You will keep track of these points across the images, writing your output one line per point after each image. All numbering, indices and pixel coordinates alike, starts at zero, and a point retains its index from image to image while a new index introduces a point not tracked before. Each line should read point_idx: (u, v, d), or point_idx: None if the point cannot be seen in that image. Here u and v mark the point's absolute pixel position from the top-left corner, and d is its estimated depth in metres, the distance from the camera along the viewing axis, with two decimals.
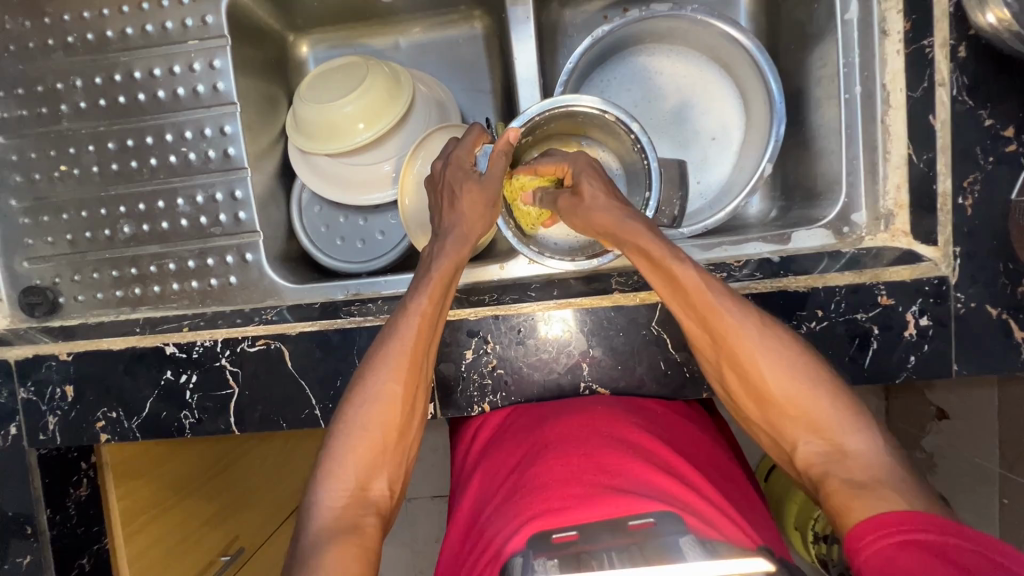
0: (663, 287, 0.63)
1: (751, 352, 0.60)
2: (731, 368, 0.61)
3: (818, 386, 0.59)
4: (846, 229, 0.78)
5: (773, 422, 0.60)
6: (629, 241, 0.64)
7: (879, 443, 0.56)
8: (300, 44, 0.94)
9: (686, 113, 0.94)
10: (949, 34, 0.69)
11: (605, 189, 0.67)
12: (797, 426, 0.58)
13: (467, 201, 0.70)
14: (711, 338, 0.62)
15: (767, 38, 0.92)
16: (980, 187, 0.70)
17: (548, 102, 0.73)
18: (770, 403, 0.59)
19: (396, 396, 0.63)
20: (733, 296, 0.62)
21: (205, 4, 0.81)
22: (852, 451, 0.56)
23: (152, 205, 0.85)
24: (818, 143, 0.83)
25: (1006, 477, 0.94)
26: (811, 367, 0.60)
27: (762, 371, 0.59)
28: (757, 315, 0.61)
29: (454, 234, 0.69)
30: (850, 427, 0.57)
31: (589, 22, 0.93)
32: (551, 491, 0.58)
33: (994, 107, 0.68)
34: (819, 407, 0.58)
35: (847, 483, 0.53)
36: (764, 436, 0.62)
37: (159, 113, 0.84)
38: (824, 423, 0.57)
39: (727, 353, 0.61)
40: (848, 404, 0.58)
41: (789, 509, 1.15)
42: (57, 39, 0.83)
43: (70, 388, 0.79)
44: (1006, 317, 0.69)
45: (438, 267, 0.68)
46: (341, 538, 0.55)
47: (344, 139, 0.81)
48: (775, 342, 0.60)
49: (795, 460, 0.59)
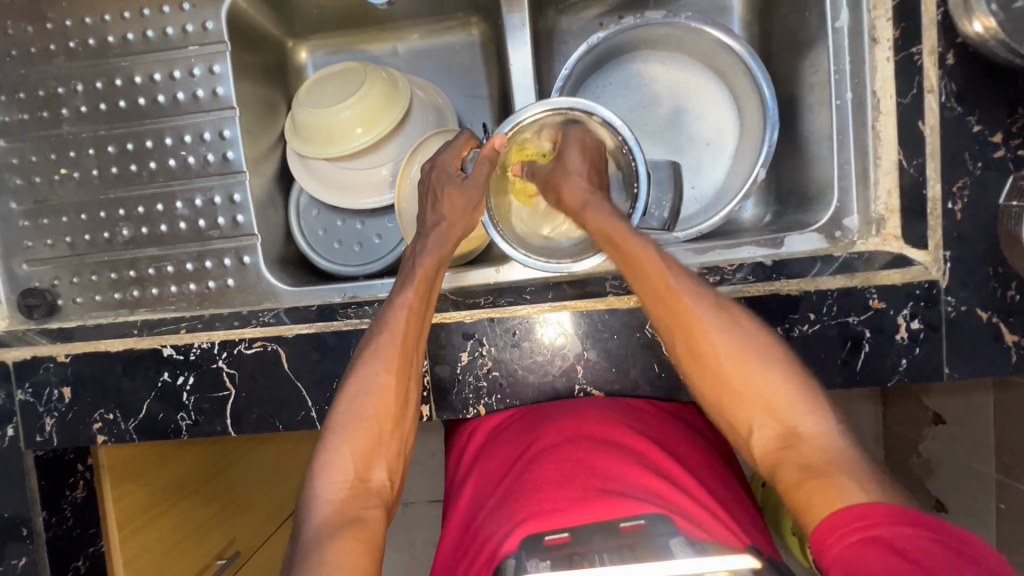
0: (625, 269, 0.66)
1: (708, 335, 0.62)
2: (689, 353, 0.63)
3: (775, 370, 0.60)
4: (838, 233, 0.79)
5: (730, 405, 0.61)
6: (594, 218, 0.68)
7: (834, 428, 0.57)
8: (299, 50, 0.95)
9: (681, 118, 0.95)
10: (937, 43, 0.70)
11: (587, 155, 0.73)
12: (751, 409, 0.59)
13: (448, 202, 0.71)
14: (670, 322, 0.64)
15: (760, 44, 0.92)
16: (969, 192, 0.70)
17: (513, 118, 0.73)
18: (725, 386, 0.61)
19: (389, 386, 0.64)
20: (691, 277, 0.65)
21: (205, 10, 0.82)
22: (806, 435, 0.57)
23: (151, 208, 0.86)
24: (810, 149, 0.84)
25: (1002, 481, 0.95)
26: (770, 351, 0.61)
27: (719, 354, 0.61)
28: (715, 300, 0.63)
29: (436, 232, 0.71)
30: (804, 411, 0.58)
31: (585, 29, 0.95)
32: (544, 495, 0.59)
33: (983, 113, 0.69)
34: (776, 391, 0.59)
35: (799, 466, 0.55)
36: (720, 422, 0.62)
37: (159, 117, 0.85)
38: (779, 406, 0.58)
39: (685, 337, 0.63)
40: (805, 389, 0.59)
41: (788, 513, 1.15)
42: (58, 44, 0.84)
43: (67, 389, 0.79)
44: (997, 320, 0.70)
45: (423, 262, 0.69)
46: (343, 531, 0.56)
47: (342, 143, 0.82)
48: (733, 325, 0.62)
49: (752, 446, 0.59)
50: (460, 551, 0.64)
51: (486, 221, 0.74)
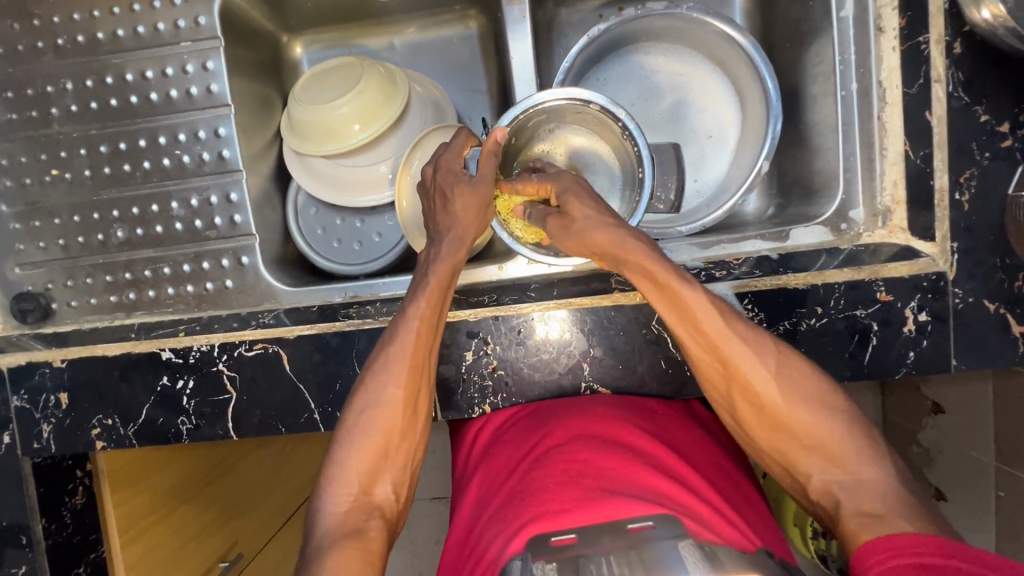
0: (667, 314, 0.62)
1: (763, 384, 0.59)
2: (744, 398, 0.61)
3: (832, 416, 0.59)
4: (844, 225, 0.78)
5: (786, 454, 0.60)
6: (630, 262, 0.62)
7: (891, 472, 0.57)
8: (294, 45, 0.93)
9: (683, 111, 0.94)
10: (944, 31, 0.69)
11: (599, 205, 0.64)
12: (807, 454, 0.58)
13: (461, 201, 0.68)
14: (721, 367, 0.61)
15: (762, 34, 0.91)
16: (977, 182, 0.70)
17: (516, 107, 0.73)
18: (781, 433, 0.59)
19: (398, 400, 0.62)
20: (740, 322, 0.61)
21: (198, 4, 0.80)
22: (867, 481, 0.56)
23: (146, 209, 0.84)
24: (814, 141, 0.83)
25: (1004, 470, 0.95)
26: (824, 395, 0.60)
27: (774, 403, 0.59)
28: (767, 344, 0.61)
29: (451, 235, 0.68)
30: (864, 458, 0.57)
31: (585, 21, 0.93)
32: (551, 494, 0.58)
33: (990, 102, 0.68)
34: (835, 438, 0.58)
35: (858, 513, 0.54)
36: (773, 465, 0.62)
37: (152, 116, 0.83)
38: (838, 453, 0.58)
39: (737, 381, 0.60)
40: (860, 432, 0.58)
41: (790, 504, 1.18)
42: (46, 41, 0.82)
43: (64, 395, 0.77)
44: (1004, 311, 0.70)
45: (436, 269, 0.67)
46: (344, 543, 0.55)
47: (340, 140, 0.81)
48: (786, 369, 0.60)
49: (808, 490, 0.59)
50: (465, 552, 0.63)
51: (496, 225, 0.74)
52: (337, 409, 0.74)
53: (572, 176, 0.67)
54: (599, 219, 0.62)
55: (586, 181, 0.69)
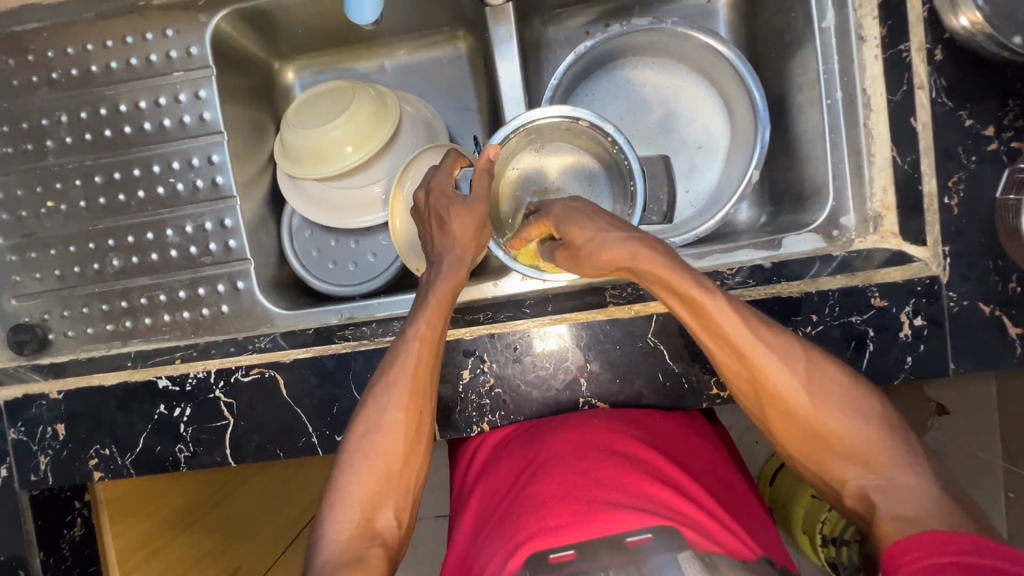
0: (692, 323, 0.62)
1: (793, 392, 0.59)
2: (773, 406, 0.61)
3: (860, 417, 0.59)
4: (835, 232, 0.78)
5: (820, 459, 0.60)
6: (651, 272, 0.61)
7: (927, 474, 0.56)
8: (286, 71, 0.94)
9: (672, 123, 0.95)
10: (925, 38, 0.70)
11: (598, 223, 0.64)
12: (837, 458, 0.59)
13: (457, 222, 0.68)
14: (748, 375, 0.61)
15: (747, 45, 0.92)
16: (965, 186, 0.70)
17: (514, 122, 0.74)
18: (813, 439, 0.59)
19: (399, 424, 0.62)
20: (763, 326, 0.61)
21: (189, 35, 0.81)
22: (902, 484, 0.56)
23: (141, 237, 0.85)
24: (803, 149, 0.83)
25: (1011, 471, 0.97)
26: (853, 396, 0.60)
27: (803, 409, 0.59)
28: (790, 347, 0.61)
29: (451, 255, 0.69)
30: (897, 461, 0.57)
31: (572, 38, 0.94)
32: (546, 510, 0.57)
33: (974, 107, 0.69)
34: (866, 440, 0.58)
35: (896, 516, 0.54)
36: (806, 471, 0.62)
37: (145, 145, 0.84)
38: (870, 456, 0.57)
39: (764, 389, 0.60)
40: (893, 434, 0.58)
41: (797, 512, 1.19)
42: (41, 75, 0.83)
43: (61, 426, 0.77)
44: (999, 313, 0.70)
45: (437, 290, 0.67)
46: (345, 571, 0.54)
47: (332, 163, 0.82)
48: (814, 373, 0.60)
49: (845, 496, 0.58)
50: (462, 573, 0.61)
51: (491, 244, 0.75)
52: (335, 432, 0.74)
53: (563, 202, 0.68)
54: (604, 236, 0.62)
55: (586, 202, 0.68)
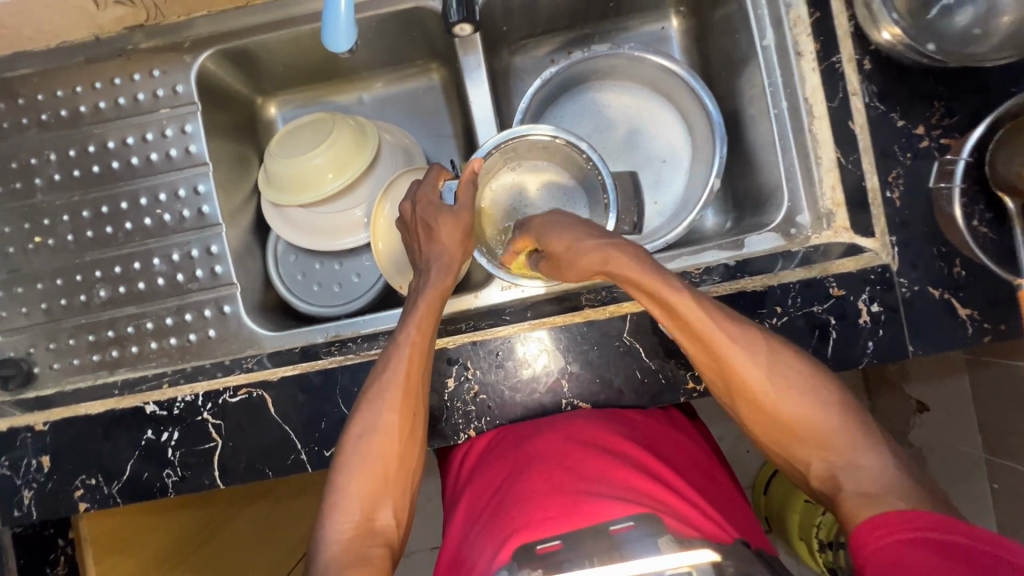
0: (664, 318, 0.65)
1: (760, 381, 0.63)
2: (744, 395, 0.64)
3: (824, 402, 0.62)
4: (793, 230, 0.82)
5: (791, 449, 0.62)
6: (624, 274, 0.64)
7: (888, 457, 0.59)
8: (269, 106, 0.99)
9: (637, 139, 1.01)
10: (854, 51, 0.78)
11: (574, 233, 0.68)
12: (804, 444, 0.62)
13: (445, 230, 0.72)
14: (719, 367, 0.64)
15: (700, 66, 1.00)
16: (904, 181, 0.76)
17: (503, 135, 0.80)
18: (782, 426, 0.62)
19: (394, 426, 0.64)
20: (731, 320, 0.65)
21: (175, 74, 0.85)
22: (863, 467, 0.59)
23: (128, 267, 0.86)
24: (758, 157, 0.89)
25: (993, 461, 1.02)
26: (818, 385, 0.63)
27: (773, 399, 0.62)
28: (758, 340, 0.64)
29: (438, 263, 0.72)
30: (860, 445, 0.60)
31: (539, 65, 1.01)
32: (534, 503, 0.59)
33: (904, 109, 0.76)
34: (831, 426, 0.61)
35: (859, 493, 0.57)
36: (775, 457, 0.65)
37: (133, 179, 0.87)
38: (835, 440, 0.60)
39: (735, 379, 0.64)
40: (856, 419, 0.61)
41: (792, 520, 1.20)
42: (30, 117, 0.86)
43: (46, 458, 0.77)
44: (948, 296, 0.75)
45: (425, 298, 0.70)
46: (350, 570, 0.56)
47: (315, 189, 0.86)
48: (780, 363, 0.64)
49: (812, 480, 0.61)
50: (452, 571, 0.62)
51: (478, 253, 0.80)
52: (323, 447, 0.75)
53: (543, 217, 0.72)
54: (580, 244, 0.66)
55: (563, 215, 0.72)
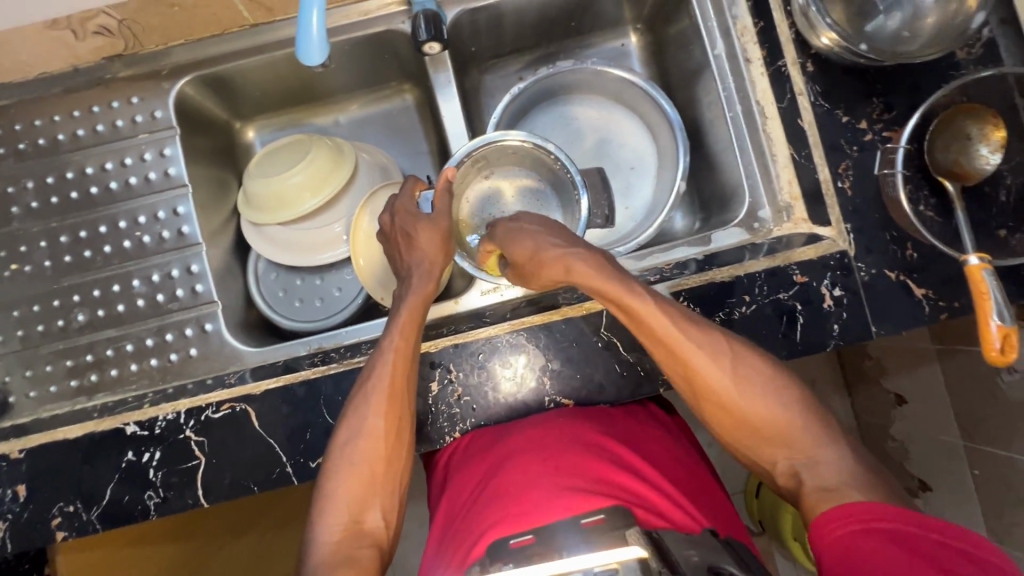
0: (629, 325, 0.68)
1: (721, 382, 0.66)
2: (706, 396, 0.67)
3: (782, 401, 0.65)
4: (756, 224, 0.86)
5: (748, 443, 0.66)
6: (587, 284, 0.67)
7: (845, 451, 0.62)
8: (247, 130, 1.01)
9: (605, 148, 1.06)
10: (797, 56, 0.84)
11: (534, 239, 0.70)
12: (762, 437, 0.65)
13: (424, 236, 0.75)
14: (683, 371, 0.67)
15: (660, 78, 1.05)
16: (853, 172, 0.81)
17: (474, 142, 0.83)
18: (743, 424, 0.66)
19: (380, 430, 0.65)
20: (694, 324, 0.67)
21: (153, 100, 0.87)
22: (822, 461, 0.62)
23: (107, 290, 0.87)
24: (719, 158, 0.94)
25: (971, 447, 1.05)
26: (777, 385, 0.66)
27: (733, 396, 0.66)
28: (719, 344, 0.67)
29: (420, 270, 0.74)
30: (818, 441, 0.63)
31: (508, 83, 1.06)
32: (510, 500, 0.64)
33: (847, 107, 0.82)
34: (789, 424, 0.64)
35: (818, 487, 0.60)
36: (739, 452, 0.68)
37: (111, 204, 0.88)
38: (793, 438, 0.64)
39: (697, 381, 0.67)
40: (812, 416, 0.65)
41: (787, 519, 1.22)
42: (8, 147, 0.87)
43: (22, 487, 0.75)
44: (904, 278, 0.79)
45: (407, 305, 0.71)
46: (337, 569, 0.57)
47: (294, 207, 0.88)
48: (738, 363, 0.67)
49: (775, 475, 0.65)
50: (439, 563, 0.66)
51: (457, 258, 0.83)
52: (309, 458, 0.75)
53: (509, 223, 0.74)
54: (542, 252, 0.68)
55: (528, 220, 0.74)
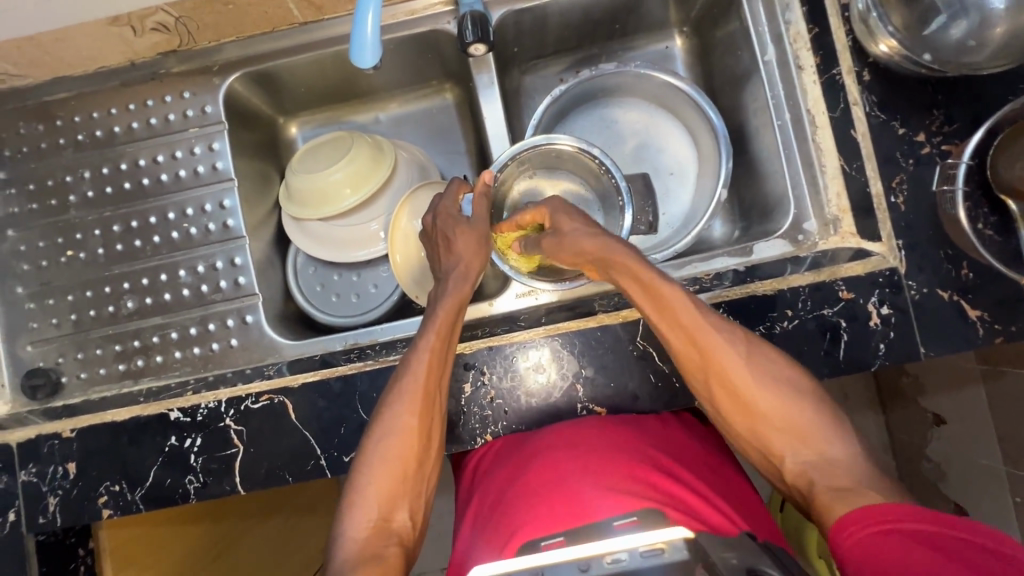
0: (650, 311, 0.68)
1: (739, 372, 0.65)
2: (721, 386, 0.66)
3: (798, 396, 0.64)
4: (800, 237, 0.84)
5: (760, 436, 0.64)
6: (618, 266, 0.67)
7: (854, 447, 0.61)
8: (290, 126, 1.03)
9: (645, 152, 1.04)
10: (853, 63, 0.81)
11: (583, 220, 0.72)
12: (784, 440, 0.63)
13: (462, 240, 0.76)
14: (700, 358, 0.66)
15: (704, 82, 1.03)
16: (907, 186, 0.78)
17: (515, 147, 0.83)
18: (755, 416, 0.64)
19: (412, 430, 0.66)
20: (713, 315, 0.67)
21: (204, 95, 0.90)
22: (833, 457, 0.61)
23: (155, 278, 0.90)
24: (762, 166, 0.92)
25: (1014, 473, 1.01)
26: (793, 381, 0.65)
27: (747, 388, 0.65)
28: (740, 337, 0.67)
29: (456, 273, 0.74)
30: (829, 436, 0.62)
31: (548, 84, 1.05)
32: (542, 501, 0.64)
33: (904, 118, 0.79)
34: (804, 420, 0.63)
35: (829, 486, 0.58)
36: (748, 448, 0.66)
37: (162, 195, 0.91)
38: (806, 432, 0.63)
39: (716, 371, 0.66)
40: (827, 414, 0.63)
41: (812, 534, 1.18)
42: (67, 138, 0.91)
43: (72, 465, 0.79)
44: (957, 298, 0.76)
45: (444, 305, 0.71)
46: (363, 566, 0.57)
47: (334, 204, 0.89)
48: (756, 357, 0.66)
49: (784, 473, 0.63)
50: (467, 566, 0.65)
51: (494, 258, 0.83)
52: (342, 452, 0.76)
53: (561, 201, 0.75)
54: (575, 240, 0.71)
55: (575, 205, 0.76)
